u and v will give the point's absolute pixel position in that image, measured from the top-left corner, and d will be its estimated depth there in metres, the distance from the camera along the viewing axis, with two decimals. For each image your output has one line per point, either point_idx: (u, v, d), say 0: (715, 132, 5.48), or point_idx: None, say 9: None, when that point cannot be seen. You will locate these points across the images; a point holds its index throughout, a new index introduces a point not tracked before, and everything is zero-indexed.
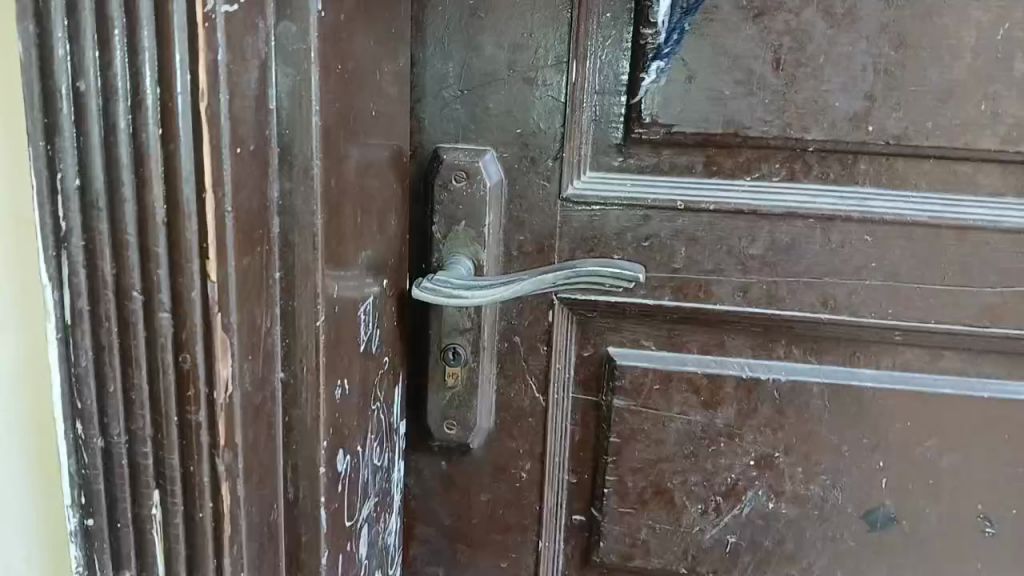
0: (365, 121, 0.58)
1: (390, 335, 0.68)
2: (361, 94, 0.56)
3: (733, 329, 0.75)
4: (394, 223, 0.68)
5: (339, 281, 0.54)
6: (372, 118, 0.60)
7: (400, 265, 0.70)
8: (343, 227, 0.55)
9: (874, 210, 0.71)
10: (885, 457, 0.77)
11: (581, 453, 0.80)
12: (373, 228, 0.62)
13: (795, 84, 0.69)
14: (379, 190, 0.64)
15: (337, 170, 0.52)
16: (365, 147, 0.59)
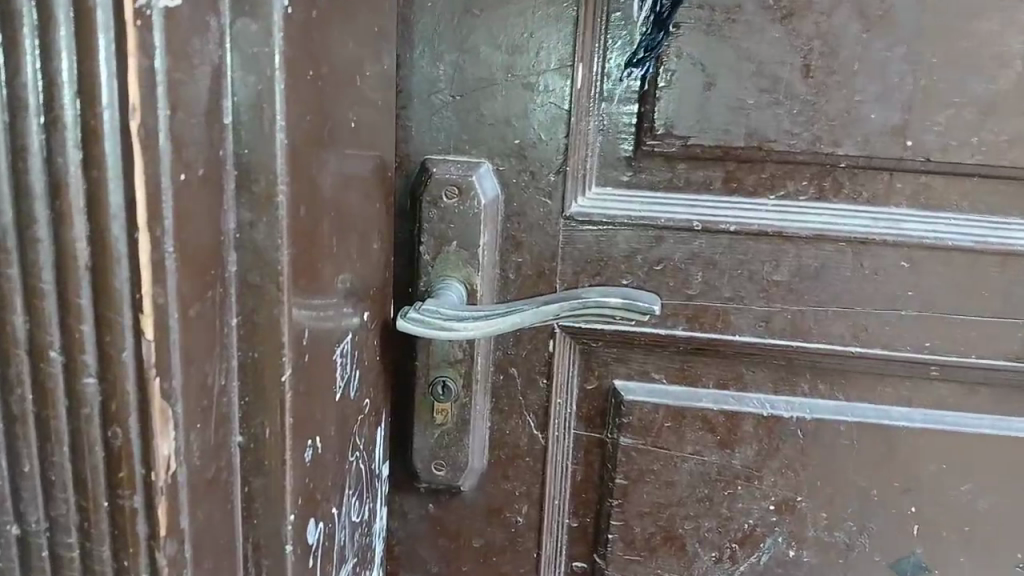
0: (346, 131, 0.51)
1: (372, 371, 0.60)
2: (341, 100, 0.49)
3: (753, 363, 0.68)
4: (378, 246, 0.60)
5: (312, 322, 0.46)
6: (354, 131, 0.52)
7: (384, 292, 0.62)
8: (320, 257, 0.47)
9: (911, 233, 0.64)
10: (917, 503, 0.70)
11: (583, 495, 0.73)
12: (353, 253, 0.55)
13: (826, 93, 0.62)
14: (360, 211, 0.56)
15: (311, 192, 0.44)
16: (345, 161, 0.52)
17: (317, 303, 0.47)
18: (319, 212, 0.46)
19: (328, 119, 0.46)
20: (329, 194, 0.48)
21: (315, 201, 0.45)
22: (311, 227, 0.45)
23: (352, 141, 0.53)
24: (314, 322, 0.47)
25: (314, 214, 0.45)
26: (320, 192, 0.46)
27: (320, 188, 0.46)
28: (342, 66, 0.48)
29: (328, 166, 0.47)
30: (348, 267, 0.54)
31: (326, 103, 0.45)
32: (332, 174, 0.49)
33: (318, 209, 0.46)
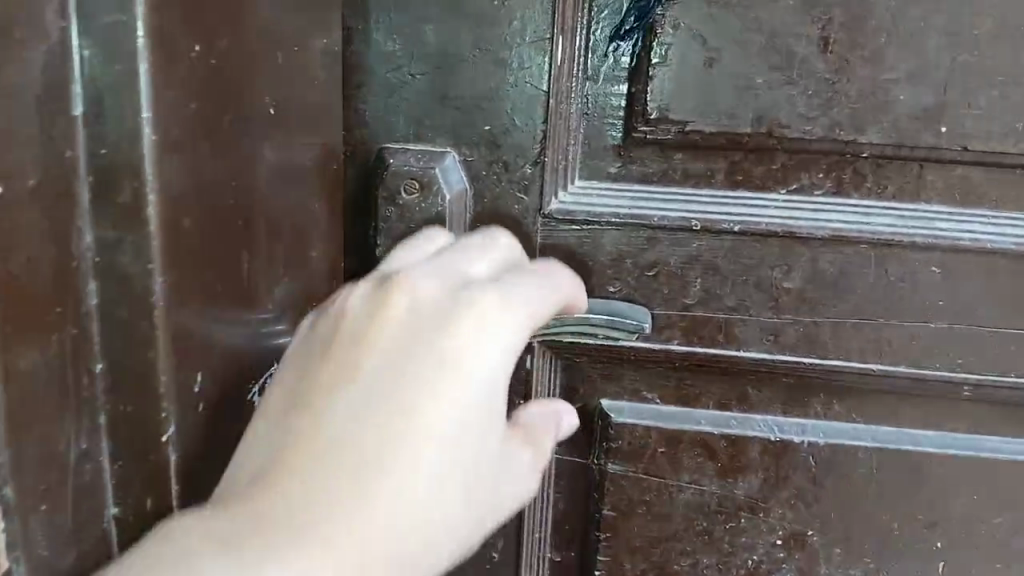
0: (265, 119, 0.41)
1: None
2: (250, 81, 0.39)
3: (759, 381, 0.60)
4: (318, 253, 0.51)
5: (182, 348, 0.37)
6: (280, 119, 0.43)
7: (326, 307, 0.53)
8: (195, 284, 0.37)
9: (944, 234, 0.55)
10: (944, 539, 0.61)
11: (567, 526, 0.65)
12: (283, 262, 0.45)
13: (847, 71, 0.53)
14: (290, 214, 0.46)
15: (160, 203, 0.34)
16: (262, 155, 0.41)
17: (190, 341, 0.37)
18: (189, 226, 0.36)
19: (214, 108, 0.36)
20: (220, 200, 0.38)
21: (173, 216, 0.35)
22: (165, 249, 0.35)
23: (280, 132, 0.43)
24: (185, 364, 0.37)
25: (176, 232, 0.35)
26: (188, 200, 0.36)
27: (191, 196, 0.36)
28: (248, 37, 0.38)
29: (215, 164, 0.37)
30: (271, 283, 0.44)
31: (210, 88, 0.36)
32: (238, 172, 0.39)
33: (186, 222, 0.36)
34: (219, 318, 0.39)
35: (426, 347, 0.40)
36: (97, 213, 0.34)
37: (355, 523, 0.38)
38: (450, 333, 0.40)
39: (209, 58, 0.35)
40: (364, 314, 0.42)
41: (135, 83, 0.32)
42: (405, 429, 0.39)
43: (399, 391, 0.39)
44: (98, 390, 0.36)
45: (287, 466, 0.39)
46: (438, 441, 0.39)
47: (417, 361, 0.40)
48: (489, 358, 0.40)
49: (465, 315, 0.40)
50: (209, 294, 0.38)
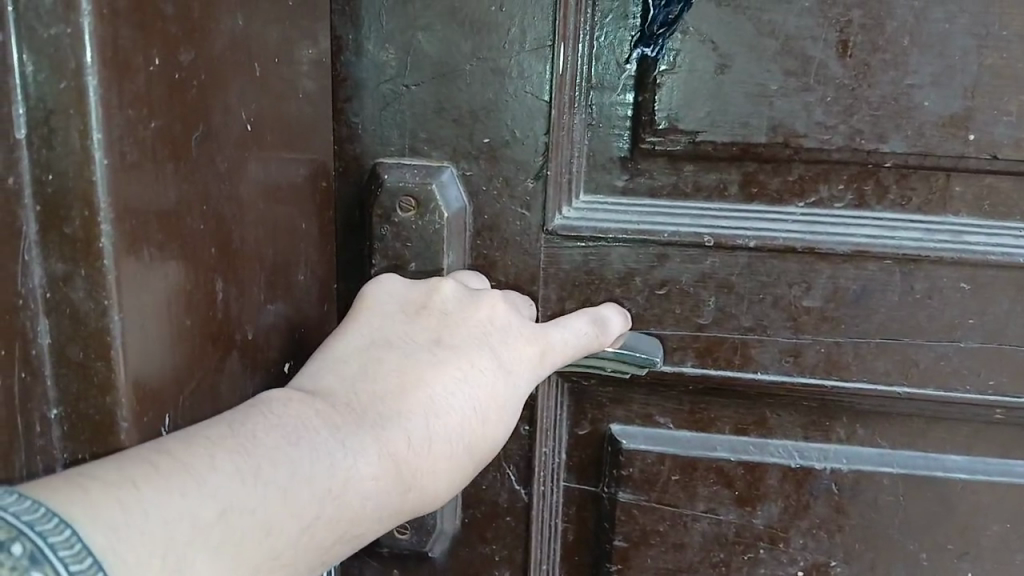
0: (236, 136, 0.39)
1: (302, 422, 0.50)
2: (215, 96, 0.37)
3: (779, 404, 0.57)
4: (306, 278, 0.49)
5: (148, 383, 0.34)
6: (256, 136, 0.41)
7: (318, 333, 0.51)
8: (163, 314, 0.35)
9: (973, 248, 0.51)
10: (974, 569, 0.58)
11: (575, 558, 0.62)
12: (267, 288, 0.44)
13: (868, 75, 0.50)
14: (274, 240, 0.44)
15: (113, 232, 0.32)
16: (234, 176, 0.39)
17: (153, 383, 0.35)
18: (148, 259, 0.34)
19: (177, 126, 0.34)
20: (186, 228, 0.36)
21: (130, 246, 0.32)
22: (120, 283, 0.32)
23: (254, 150, 0.41)
24: (150, 407, 0.35)
25: (135, 262, 0.33)
26: (146, 229, 0.33)
27: (148, 224, 0.33)
28: (213, 50, 0.36)
29: (179, 189, 0.35)
30: (251, 313, 0.42)
31: (172, 104, 0.34)
32: (207, 196, 0.37)
33: (145, 252, 0.33)
34: (191, 355, 0.37)
35: (506, 345, 0.45)
36: (46, 249, 0.32)
37: (426, 444, 0.39)
38: (527, 339, 0.46)
39: (172, 73, 0.34)
40: (455, 304, 0.46)
41: (85, 103, 0.30)
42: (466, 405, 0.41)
43: (483, 360, 0.43)
44: (53, 435, 0.34)
45: (377, 383, 0.40)
46: (485, 424, 0.42)
47: (492, 357, 0.44)
48: (540, 369, 0.46)
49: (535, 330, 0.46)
50: (177, 331, 0.36)
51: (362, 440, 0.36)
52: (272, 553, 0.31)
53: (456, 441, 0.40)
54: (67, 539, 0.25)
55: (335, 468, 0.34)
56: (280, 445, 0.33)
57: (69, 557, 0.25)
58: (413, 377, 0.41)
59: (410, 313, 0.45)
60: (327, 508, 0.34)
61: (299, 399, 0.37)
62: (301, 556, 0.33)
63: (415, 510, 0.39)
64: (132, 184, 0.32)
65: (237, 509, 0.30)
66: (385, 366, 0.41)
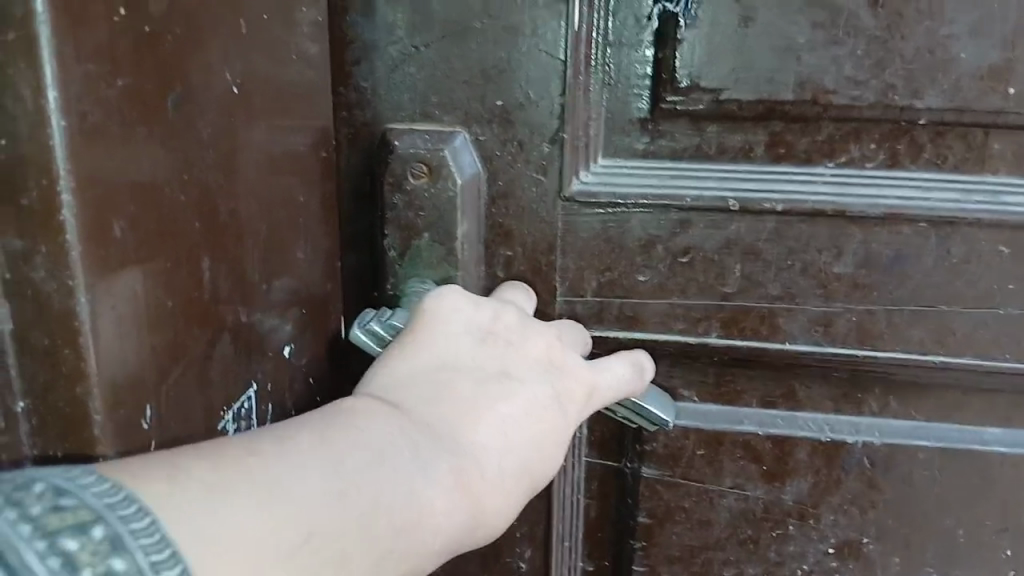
0: (220, 98, 0.38)
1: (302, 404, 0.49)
2: (194, 54, 0.35)
3: (808, 375, 0.54)
4: (305, 255, 0.48)
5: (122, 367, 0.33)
6: (242, 100, 0.40)
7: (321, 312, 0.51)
8: (139, 297, 0.33)
9: (1014, 208, 0.49)
10: (1014, 546, 0.55)
11: (598, 534, 0.60)
12: (260, 268, 0.42)
13: (900, 26, 0.47)
14: (267, 215, 0.43)
15: (77, 203, 0.30)
16: (218, 142, 0.38)
17: (129, 368, 0.33)
18: (119, 234, 0.32)
19: (149, 84, 0.33)
20: (165, 198, 0.34)
21: (97, 217, 0.31)
22: (86, 260, 0.30)
23: (241, 114, 0.40)
24: (126, 400, 0.33)
25: (103, 237, 0.31)
26: (115, 201, 0.32)
27: (122, 190, 0.32)
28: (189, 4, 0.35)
29: (152, 154, 0.33)
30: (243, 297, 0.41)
31: (142, 58, 0.32)
32: (186, 165, 0.36)
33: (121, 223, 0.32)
34: (171, 338, 0.36)
35: (567, 382, 0.43)
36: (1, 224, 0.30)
37: (493, 475, 0.37)
38: (587, 378, 0.44)
39: (142, 24, 0.32)
40: (519, 330, 0.43)
41: (34, 53, 0.28)
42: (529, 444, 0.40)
43: (548, 397, 0.41)
44: (21, 431, 0.32)
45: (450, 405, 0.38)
46: (543, 464, 0.41)
47: (556, 394, 0.42)
48: (590, 408, 0.44)
49: (593, 369, 0.44)
50: (158, 310, 0.35)
51: (437, 470, 0.35)
52: None
53: (520, 473, 0.39)
54: (146, 526, 0.24)
55: (412, 498, 0.33)
56: (359, 468, 0.32)
57: (150, 547, 0.24)
58: (481, 413, 0.38)
59: (472, 334, 0.42)
60: (402, 542, 0.32)
61: (378, 418, 0.35)
62: None
63: (478, 545, 0.38)
64: (97, 147, 0.30)
65: (316, 531, 0.29)
66: (454, 395, 0.38)
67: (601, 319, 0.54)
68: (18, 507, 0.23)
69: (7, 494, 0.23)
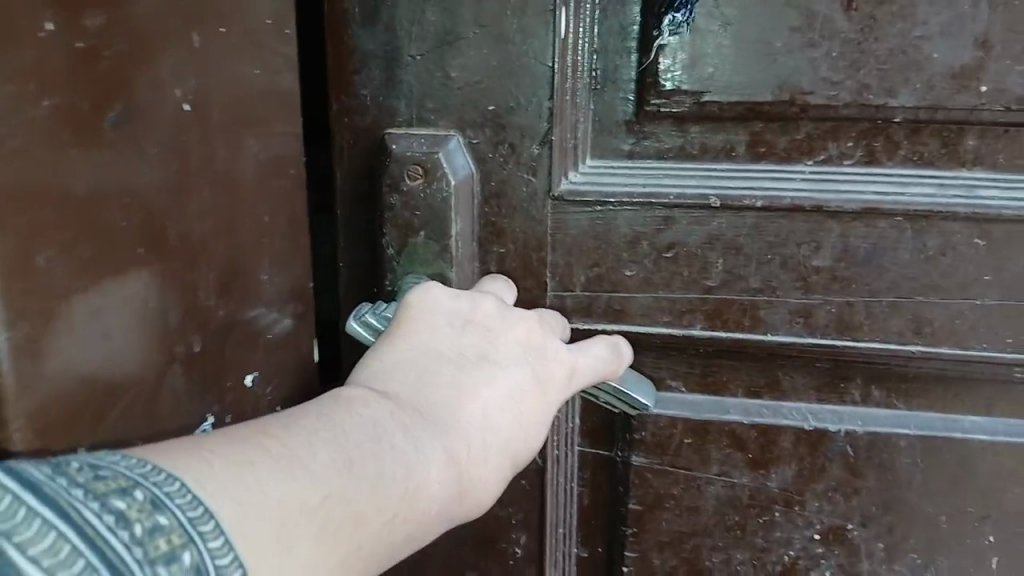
0: (171, 117, 0.40)
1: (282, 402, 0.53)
2: (136, 75, 0.38)
3: (792, 366, 0.56)
4: (271, 277, 0.49)
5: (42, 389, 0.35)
6: (196, 118, 0.42)
7: (290, 341, 0.52)
8: (69, 317, 0.36)
9: (987, 202, 0.50)
10: (996, 532, 0.57)
11: (592, 521, 0.62)
12: (215, 288, 0.45)
13: (874, 28, 0.49)
14: (226, 235, 0.45)
15: None
16: (169, 161, 0.40)
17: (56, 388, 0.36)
18: (45, 265, 0.34)
19: (82, 105, 0.35)
20: (106, 218, 0.37)
21: (16, 244, 0.33)
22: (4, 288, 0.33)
23: (195, 132, 0.42)
24: (52, 422, 0.36)
25: (24, 262, 0.34)
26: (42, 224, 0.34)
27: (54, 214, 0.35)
28: (132, 23, 0.37)
29: (87, 175, 0.36)
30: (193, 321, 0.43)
31: (73, 80, 0.35)
32: (129, 187, 0.38)
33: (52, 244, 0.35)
34: (110, 357, 0.38)
35: (549, 363, 0.45)
36: None
37: (481, 451, 0.40)
38: (567, 360, 0.46)
39: (76, 41, 0.35)
40: (501, 317, 0.46)
41: None
42: (514, 423, 0.42)
43: (531, 378, 0.44)
44: None
45: (441, 388, 0.40)
46: (527, 441, 0.43)
47: (538, 376, 0.44)
48: (569, 390, 0.46)
49: (570, 352, 0.47)
50: (94, 329, 0.37)
51: (431, 448, 0.37)
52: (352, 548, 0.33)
53: (506, 450, 0.41)
54: (180, 489, 0.27)
55: (406, 472, 0.36)
56: (357, 443, 0.34)
57: (185, 505, 0.26)
58: (465, 394, 0.41)
59: (454, 323, 0.44)
60: (401, 511, 0.35)
61: (372, 401, 0.37)
62: (373, 554, 0.34)
63: (467, 519, 0.40)
64: (18, 168, 0.33)
65: (326, 499, 0.31)
66: (443, 379, 0.41)
67: (589, 312, 0.56)
68: (66, 477, 0.25)
69: (53, 468, 0.25)
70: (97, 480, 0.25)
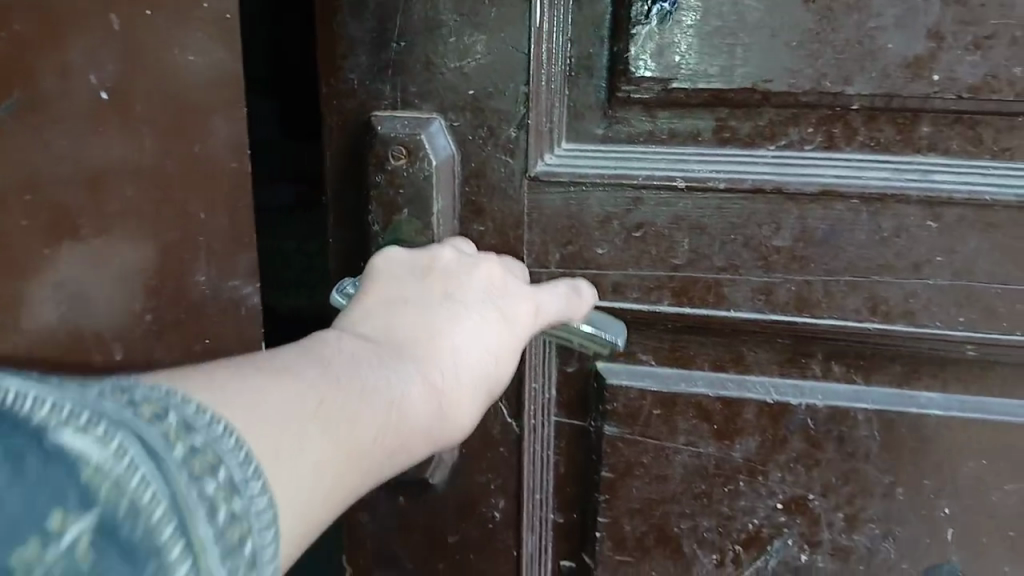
0: (87, 103, 0.51)
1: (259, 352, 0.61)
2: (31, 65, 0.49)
3: (755, 342, 0.59)
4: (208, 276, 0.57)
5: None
6: (114, 102, 0.51)
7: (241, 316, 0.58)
8: None
9: (939, 186, 0.53)
10: (952, 504, 0.59)
11: (567, 489, 0.65)
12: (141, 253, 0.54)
13: (832, 18, 0.52)
14: (154, 219, 0.54)
15: None
16: (104, 143, 0.52)
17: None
18: None
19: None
20: None
21: None
22: None
23: (112, 116, 0.51)
24: None
25: None
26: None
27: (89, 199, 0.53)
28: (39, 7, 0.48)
29: None
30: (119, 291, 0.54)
31: None
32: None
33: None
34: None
35: (512, 298, 0.49)
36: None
37: (454, 375, 0.43)
38: (530, 295, 0.50)
39: None
40: (459, 264, 0.50)
41: None
42: (485, 349, 0.45)
43: (498, 310, 0.47)
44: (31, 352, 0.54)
45: (409, 325, 0.43)
46: (499, 368, 0.46)
47: (503, 308, 0.48)
48: (536, 326, 0.50)
49: (531, 289, 0.50)
50: None
51: (408, 371, 0.40)
52: (351, 451, 0.35)
53: (479, 375, 0.44)
54: (174, 391, 0.29)
55: (388, 388, 0.38)
56: (337, 365, 0.37)
57: (166, 392, 0.29)
58: (437, 327, 0.44)
59: (423, 282, 0.48)
60: (390, 423, 0.37)
61: (345, 339, 0.40)
62: (370, 461, 0.36)
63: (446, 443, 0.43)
64: None
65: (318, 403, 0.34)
66: (412, 318, 0.44)
67: None
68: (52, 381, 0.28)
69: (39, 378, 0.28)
70: (179, 436, 0.27)
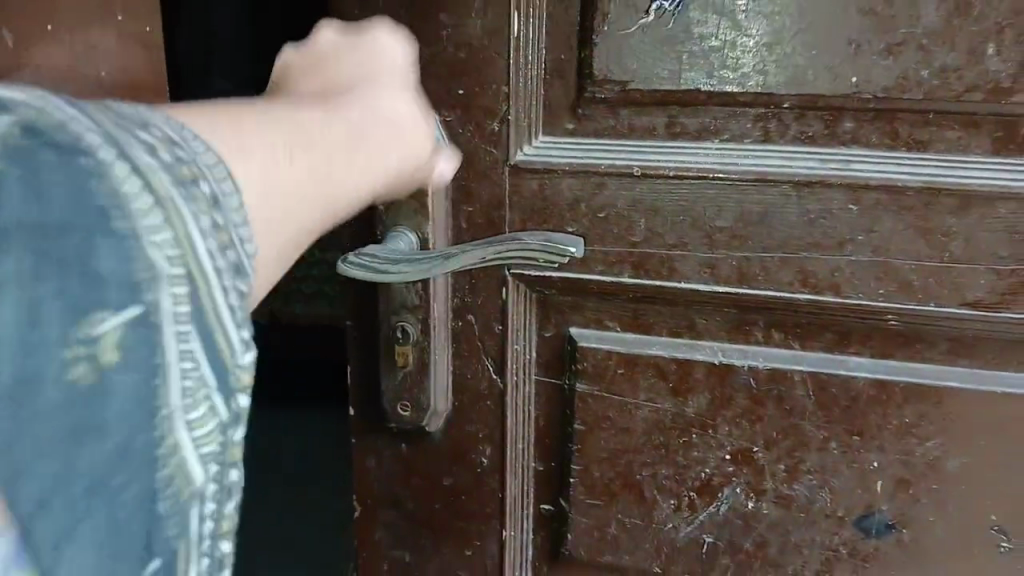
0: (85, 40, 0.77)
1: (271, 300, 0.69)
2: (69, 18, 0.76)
3: (705, 311, 0.68)
4: None
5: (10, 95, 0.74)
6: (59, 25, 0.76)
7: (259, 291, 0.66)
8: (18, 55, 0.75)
9: (859, 173, 0.61)
10: (880, 458, 0.67)
11: (546, 440, 0.74)
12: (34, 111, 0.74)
13: (763, 28, 0.60)
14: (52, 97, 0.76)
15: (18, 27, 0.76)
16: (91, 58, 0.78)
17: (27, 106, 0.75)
18: None
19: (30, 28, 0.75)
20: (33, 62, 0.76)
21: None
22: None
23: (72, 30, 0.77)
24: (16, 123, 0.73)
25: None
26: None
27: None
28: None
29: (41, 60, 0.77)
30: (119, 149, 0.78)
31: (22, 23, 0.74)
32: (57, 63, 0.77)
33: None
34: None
35: (382, 56, 0.58)
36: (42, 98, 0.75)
37: (377, 119, 0.51)
38: (388, 52, 0.59)
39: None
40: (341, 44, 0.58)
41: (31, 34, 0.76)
42: (390, 101, 0.54)
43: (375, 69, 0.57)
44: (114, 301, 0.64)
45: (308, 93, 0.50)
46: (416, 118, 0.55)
47: (387, 76, 0.57)
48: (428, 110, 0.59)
49: (389, 51, 0.59)
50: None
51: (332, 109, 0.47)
52: (320, 174, 0.42)
53: (395, 117, 0.53)
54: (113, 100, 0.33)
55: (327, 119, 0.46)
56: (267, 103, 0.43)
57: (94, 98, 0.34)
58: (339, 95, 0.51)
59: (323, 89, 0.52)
60: (346, 160, 0.45)
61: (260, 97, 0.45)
62: (335, 186, 0.43)
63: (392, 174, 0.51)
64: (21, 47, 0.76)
65: (266, 113, 0.41)
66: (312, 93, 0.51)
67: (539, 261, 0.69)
68: None
69: None
70: (110, 107, 0.32)
